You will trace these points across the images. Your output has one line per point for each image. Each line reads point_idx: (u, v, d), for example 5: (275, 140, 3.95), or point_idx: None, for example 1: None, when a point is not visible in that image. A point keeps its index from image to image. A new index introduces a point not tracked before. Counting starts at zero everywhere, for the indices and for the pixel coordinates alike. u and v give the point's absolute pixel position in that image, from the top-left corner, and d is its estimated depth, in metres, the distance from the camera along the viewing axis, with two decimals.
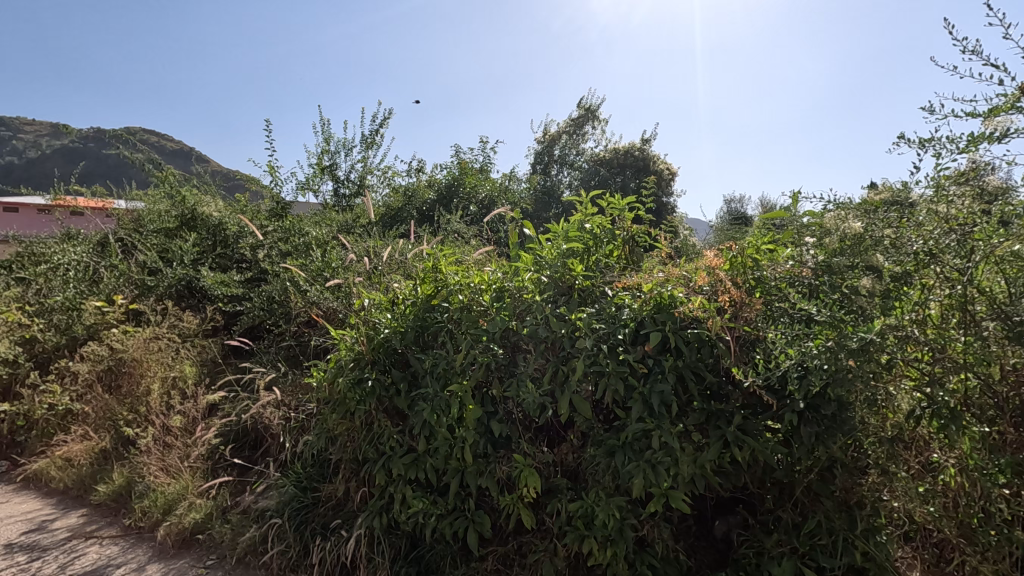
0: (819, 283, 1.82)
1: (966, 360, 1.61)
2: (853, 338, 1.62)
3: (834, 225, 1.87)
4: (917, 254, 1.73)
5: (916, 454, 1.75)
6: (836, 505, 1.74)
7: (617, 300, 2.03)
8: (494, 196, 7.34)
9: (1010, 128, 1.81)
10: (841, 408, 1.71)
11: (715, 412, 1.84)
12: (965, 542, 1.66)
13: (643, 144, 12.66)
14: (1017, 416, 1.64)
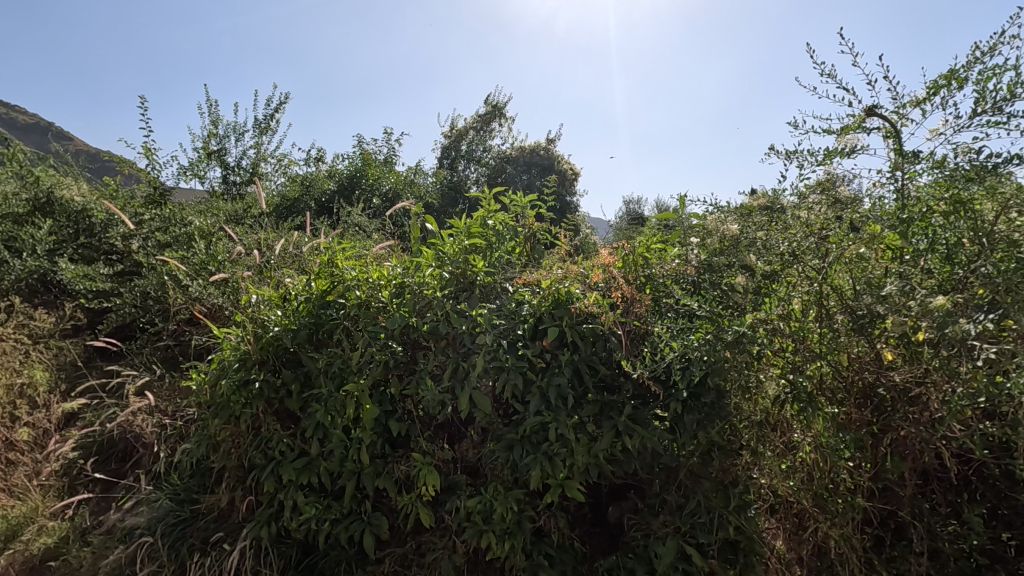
0: (701, 281, 2.01)
1: (821, 350, 1.81)
2: (728, 331, 1.79)
3: (714, 228, 2.08)
4: (782, 254, 1.93)
5: (780, 435, 1.89)
6: (714, 485, 1.88)
7: (517, 296, 2.06)
8: (398, 190, 7.19)
9: (857, 146, 2.06)
10: (719, 396, 1.86)
11: (607, 403, 1.93)
12: (818, 510, 1.84)
13: (547, 143, 13.00)
14: (862, 398, 1.86)
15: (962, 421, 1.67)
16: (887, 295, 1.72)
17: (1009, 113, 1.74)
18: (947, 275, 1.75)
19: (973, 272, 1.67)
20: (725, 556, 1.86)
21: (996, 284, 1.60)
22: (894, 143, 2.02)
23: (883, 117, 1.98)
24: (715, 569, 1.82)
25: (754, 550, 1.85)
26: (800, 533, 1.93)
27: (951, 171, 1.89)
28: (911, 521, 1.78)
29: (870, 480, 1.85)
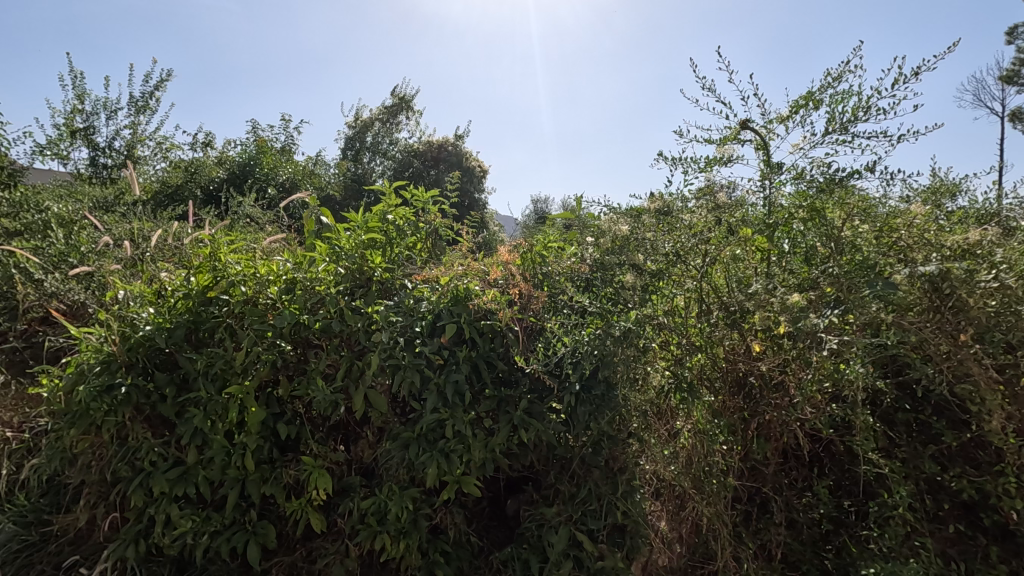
0: (594, 278, 2.08)
1: (700, 343, 1.97)
2: (616, 327, 1.90)
3: (608, 228, 2.17)
4: (668, 254, 2.06)
5: (665, 423, 2.02)
6: (604, 473, 1.97)
7: (415, 293, 2.04)
8: (295, 180, 6.84)
9: (733, 156, 2.26)
10: (609, 388, 1.95)
11: (505, 398, 1.96)
12: (696, 492, 1.98)
13: (456, 140, 12.96)
14: (735, 387, 2.03)
15: (814, 404, 1.88)
16: (755, 293, 1.93)
17: (853, 133, 1.99)
18: (806, 275, 1.96)
19: (823, 272, 1.89)
20: (613, 540, 1.96)
21: (842, 283, 1.82)
22: (763, 155, 2.23)
23: (754, 131, 2.19)
24: (604, 552, 1.92)
25: (639, 532, 1.96)
26: (681, 512, 2.08)
27: (808, 182, 2.12)
28: (772, 495, 1.98)
29: (740, 461, 2.03)
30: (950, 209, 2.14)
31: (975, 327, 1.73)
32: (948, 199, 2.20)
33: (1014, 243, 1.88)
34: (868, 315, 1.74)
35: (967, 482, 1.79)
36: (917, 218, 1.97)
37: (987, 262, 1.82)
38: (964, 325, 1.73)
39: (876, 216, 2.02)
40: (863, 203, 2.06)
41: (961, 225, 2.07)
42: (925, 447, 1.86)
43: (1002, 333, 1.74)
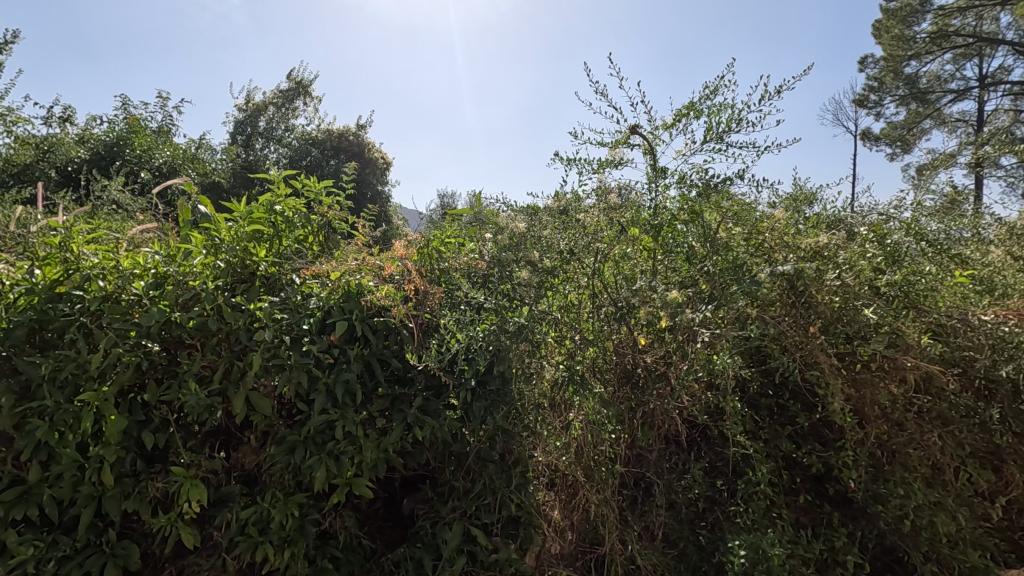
0: (491, 274, 2.07)
1: (591, 337, 2.08)
2: (510, 322, 1.94)
3: (505, 225, 2.19)
4: (562, 252, 2.13)
5: (558, 416, 2.08)
6: (498, 467, 1.98)
7: (304, 289, 1.93)
8: (174, 164, 6.23)
9: (622, 159, 2.38)
10: (504, 382, 1.96)
11: (398, 396, 1.92)
12: (586, 480, 2.07)
13: (357, 130, 12.52)
14: (622, 378, 2.13)
15: (691, 393, 2.04)
16: (639, 289, 2.08)
17: (726, 142, 2.17)
18: (686, 273, 2.11)
19: (699, 270, 2.06)
20: (507, 532, 1.99)
21: (714, 280, 2.01)
22: (650, 159, 2.37)
23: (642, 136, 2.32)
24: (497, 545, 1.94)
25: (533, 523, 1.99)
26: (572, 501, 2.16)
27: (687, 185, 2.28)
28: (655, 479, 2.12)
29: (627, 449, 2.15)
30: (808, 215, 2.39)
31: (822, 320, 1.97)
32: (807, 206, 2.45)
33: (854, 246, 2.15)
34: (735, 309, 1.95)
35: (815, 457, 2.01)
36: (778, 223, 2.19)
37: (832, 263, 2.07)
38: (813, 318, 1.97)
39: (746, 219, 2.21)
40: (735, 208, 2.25)
41: (815, 229, 2.32)
42: (783, 428, 2.07)
43: (843, 325, 1.99)
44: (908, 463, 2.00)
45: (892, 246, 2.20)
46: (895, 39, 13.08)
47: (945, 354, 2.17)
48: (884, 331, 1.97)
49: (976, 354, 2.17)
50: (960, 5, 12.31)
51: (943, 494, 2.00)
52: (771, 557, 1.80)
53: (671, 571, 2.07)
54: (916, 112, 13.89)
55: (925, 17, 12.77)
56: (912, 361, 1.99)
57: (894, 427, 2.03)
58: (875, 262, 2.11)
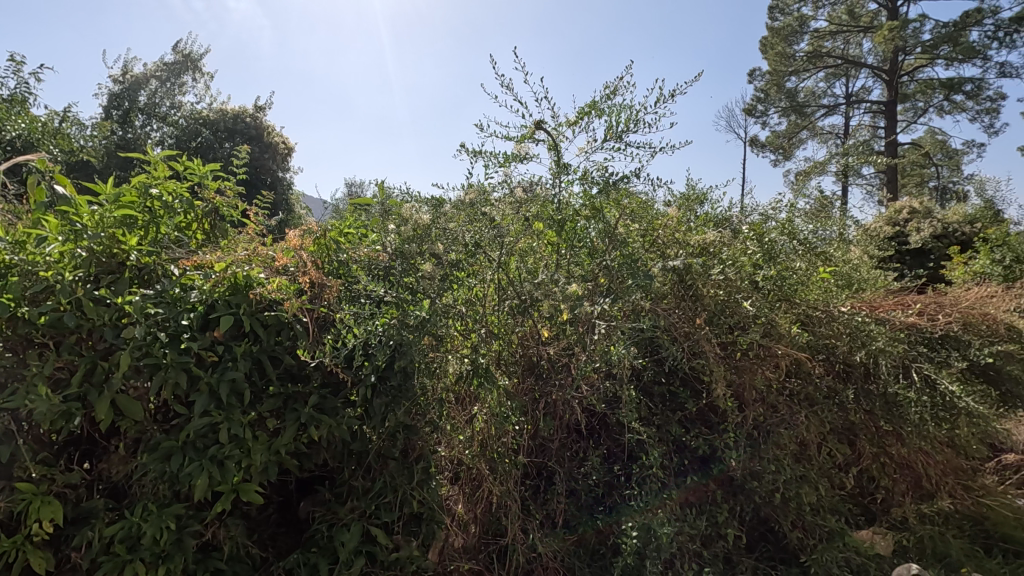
0: (392, 267, 2.00)
1: (496, 331, 2.10)
2: (411, 316, 1.89)
3: (408, 216, 2.12)
4: (467, 245, 2.13)
5: (462, 410, 2.08)
6: (399, 463, 1.93)
7: (183, 281, 1.74)
8: (30, 138, 5.46)
9: (527, 154, 2.41)
10: (405, 377, 1.90)
11: (292, 394, 1.81)
12: (489, 472, 2.09)
13: (256, 112, 11.72)
14: (527, 369, 2.18)
15: (590, 382, 2.12)
16: (540, 283, 2.12)
17: (624, 142, 2.26)
18: (587, 267, 2.19)
19: (600, 265, 2.15)
20: (409, 530, 1.95)
21: (612, 274, 2.11)
22: (553, 155, 2.41)
23: (546, 132, 2.36)
24: (398, 543, 1.90)
25: (435, 518, 1.97)
26: (476, 493, 2.17)
27: (588, 182, 2.33)
28: (556, 468, 2.18)
29: (530, 440, 2.19)
30: (698, 214, 2.53)
31: (707, 313, 2.13)
32: (699, 205, 2.60)
33: (737, 244, 2.33)
34: (630, 302, 2.05)
35: (702, 440, 2.16)
36: (671, 220, 2.31)
37: (717, 258, 2.23)
38: (699, 310, 2.14)
39: (643, 216, 2.33)
40: (633, 204, 2.34)
41: (704, 227, 2.47)
42: (673, 413, 2.21)
43: (727, 317, 2.15)
44: (779, 442, 2.19)
45: (768, 244, 2.40)
46: (778, 55, 14.34)
47: (812, 342, 2.43)
48: (760, 322, 2.15)
49: (836, 342, 2.44)
50: (831, 29, 13.74)
51: (807, 468, 2.22)
52: (660, 536, 1.92)
53: (571, 556, 2.14)
54: (795, 123, 15.32)
55: (803, 38, 14.10)
56: (783, 348, 2.18)
57: (768, 410, 2.22)
58: (754, 258, 2.31)
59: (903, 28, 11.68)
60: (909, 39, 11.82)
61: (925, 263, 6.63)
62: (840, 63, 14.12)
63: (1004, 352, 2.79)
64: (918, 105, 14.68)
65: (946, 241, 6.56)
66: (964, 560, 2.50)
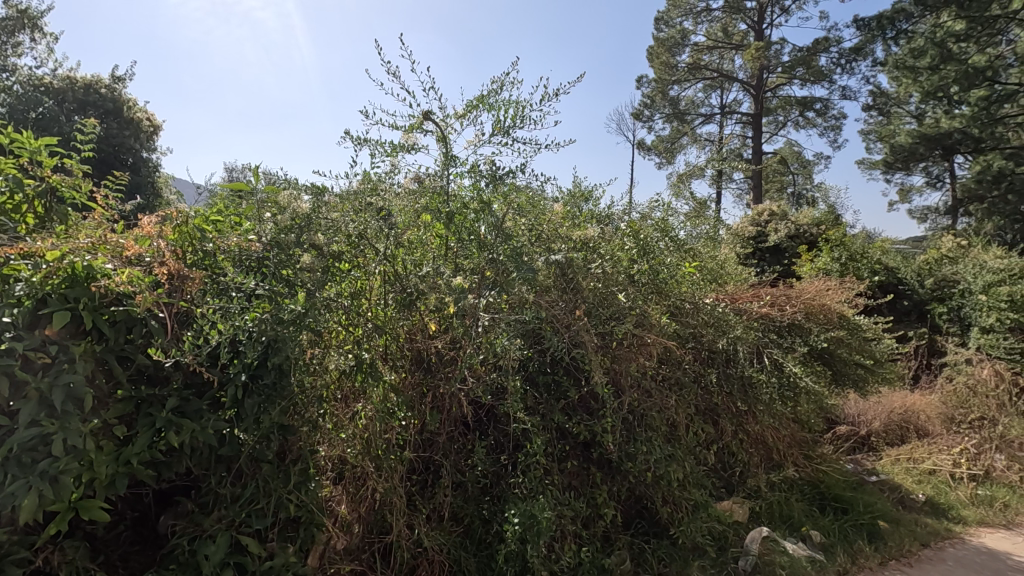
0: (265, 258, 1.85)
1: (381, 324, 2.10)
2: (286, 310, 1.77)
3: (286, 203, 1.96)
4: (351, 236, 2.07)
5: (346, 408, 2.06)
6: (273, 467, 1.80)
7: (7, 271, 1.49)
8: None
9: (415, 144, 2.39)
10: (281, 375, 1.77)
11: (146, 398, 1.63)
12: (374, 470, 2.04)
13: (113, 84, 10.43)
14: (414, 363, 2.19)
15: (475, 375, 2.14)
16: (424, 275, 2.14)
17: (511, 137, 2.31)
18: (476, 259, 2.20)
19: (486, 258, 2.17)
20: (285, 535, 1.84)
21: (498, 267, 2.14)
22: (442, 147, 2.39)
23: (434, 123, 2.34)
24: (273, 551, 1.78)
25: (314, 521, 1.88)
26: (360, 492, 2.11)
27: (476, 174, 2.32)
28: (442, 462, 2.18)
29: (417, 434, 2.19)
30: (583, 210, 2.65)
31: (587, 305, 2.24)
32: (584, 202, 2.71)
33: (615, 240, 2.49)
34: (515, 294, 2.10)
35: (582, 426, 2.27)
36: (556, 216, 2.44)
37: (595, 253, 2.37)
38: (578, 301, 2.23)
39: (531, 211, 2.40)
40: (520, 199, 2.37)
41: (587, 223, 2.59)
42: (557, 402, 2.29)
43: (604, 308, 2.28)
44: (652, 424, 2.33)
45: (644, 241, 2.57)
46: (662, 64, 15.33)
47: (681, 331, 2.64)
48: (633, 312, 2.32)
49: (702, 331, 2.68)
50: (708, 44, 14.97)
51: (676, 447, 2.38)
52: (541, 520, 1.97)
53: (457, 548, 2.15)
54: (677, 129, 16.47)
55: (684, 50, 15.20)
56: (653, 337, 2.34)
57: (643, 394, 2.36)
58: (630, 252, 2.48)
59: (766, 48, 13.01)
60: (771, 59, 13.19)
61: (781, 261, 7.47)
62: (715, 76, 15.40)
63: (836, 337, 3.21)
64: (779, 119, 16.45)
65: (798, 241, 7.41)
66: (804, 519, 2.86)
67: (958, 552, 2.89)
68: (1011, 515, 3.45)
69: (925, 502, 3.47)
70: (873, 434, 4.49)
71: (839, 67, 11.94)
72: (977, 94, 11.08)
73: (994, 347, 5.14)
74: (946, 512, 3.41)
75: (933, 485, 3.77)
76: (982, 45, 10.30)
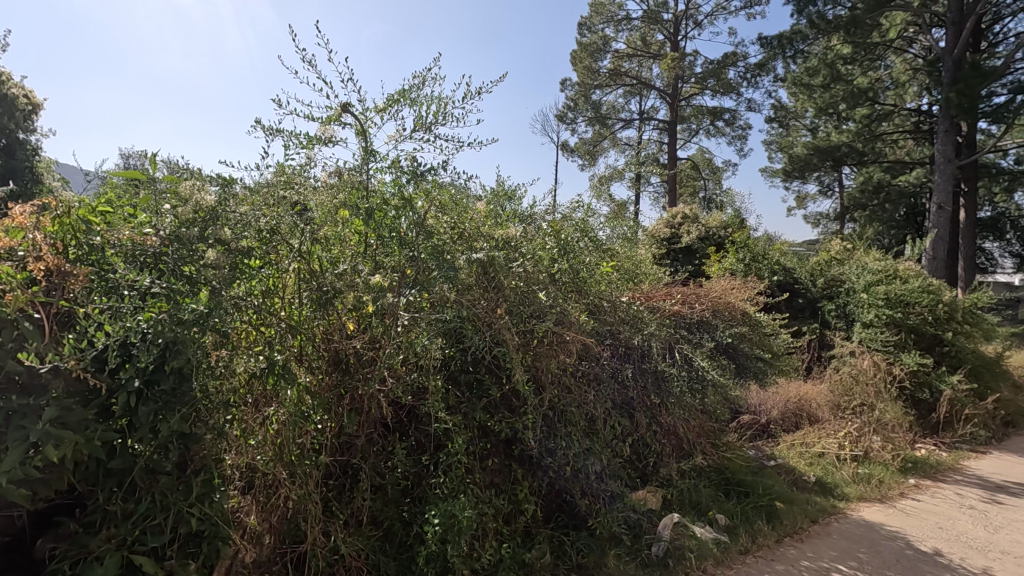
0: (163, 254, 1.69)
1: (295, 323, 2.01)
2: (186, 310, 1.64)
3: (189, 195, 1.81)
4: (261, 231, 1.97)
5: (256, 413, 1.95)
6: (172, 478, 1.67)
7: None
8: None
9: (333, 136, 2.30)
10: (181, 380, 1.64)
11: (17, 409, 1.41)
12: (288, 478, 1.94)
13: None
14: (332, 364, 2.12)
15: (396, 375, 2.09)
16: (342, 273, 2.08)
17: (432, 135, 2.31)
18: (397, 257, 2.16)
19: (407, 256, 2.14)
20: (185, 552, 1.71)
21: (418, 266, 2.12)
22: (361, 142, 2.33)
23: (353, 117, 2.27)
24: (171, 570, 1.65)
25: (219, 535, 1.75)
26: (271, 501, 2.01)
27: (397, 170, 2.27)
28: (360, 464, 2.11)
29: (334, 438, 2.11)
30: (506, 209, 2.68)
31: (507, 304, 2.26)
32: (506, 201, 2.73)
33: (535, 239, 2.54)
34: (437, 293, 2.09)
35: (504, 423, 2.28)
36: (478, 214, 2.44)
37: (517, 252, 2.40)
38: (500, 300, 2.25)
39: (453, 209, 2.39)
40: (443, 196, 2.36)
41: (509, 222, 2.62)
42: (479, 400, 2.29)
43: (524, 307, 2.31)
44: (571, 419, 2.39)
45: (564, 241, 2.64)
46: (585, 69, 15.76)
47: (599, 328, 2.73)
48: (553, 311, 2.37)
49: (618, 328, 2.78)
50: (627, 52, 15.57)
51: (594, 441, 2.45)
52: (461, 519, 1.97)
53: (376, 552, 2.09)
54: (598, 132, 17.02)
55: (606, 56, 15.71)
56: (572, 334, 2.40)
57: (563, 390, 2.41)
58: (550, 252, 2.54)
59: (680, 59, 13.74)
60: (685, 70, 13.94)
61: (691, 261, 7.93)
62: (634, 83, 16.05)
63: (739, 333, 3.45)
64: (691, 127, 17.43)
65: (707, 242, 7.89)
66: (711, 504, 3.05)
67: (842, 526, 3.19)
68: (885, 490, 3.87)
69: (815, 482, 3.81)
70: (772, 422, 4.87)
71: (745, 81, 12.83)
72: (861, 113, 12.31)
73: (873, 340, 5.78)
74: (833, 491, 3.76)
75: (822, 466, 4.14)
76: (864, 68, 11.46)
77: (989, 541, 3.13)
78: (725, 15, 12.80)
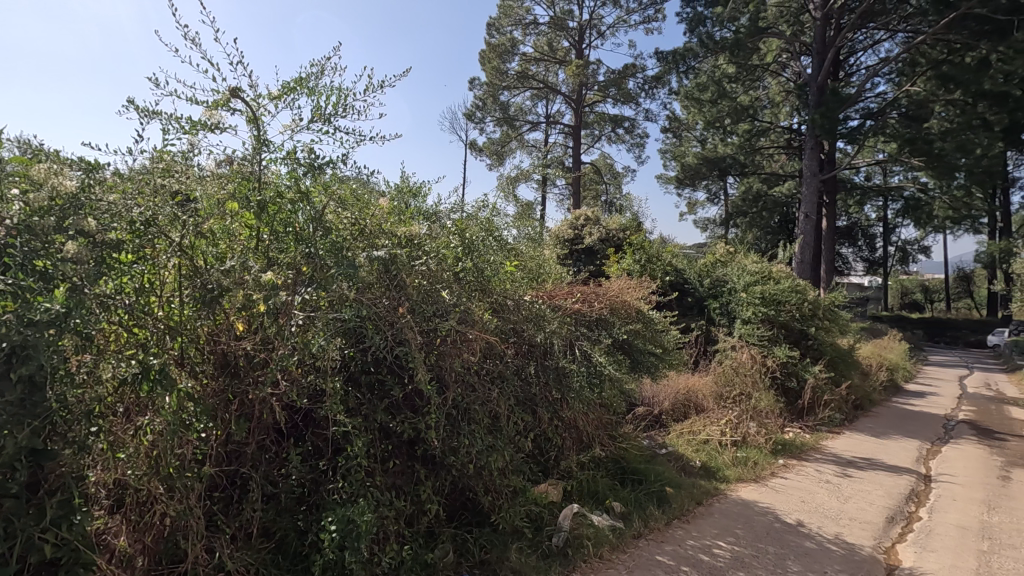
0: (9, 245, 1.48)
1: (173, 324, 1.85)
2: (38, 310, 1.44)
3: (43, 179, 1.61)
4: (134, 223, 1.79)
5: (126, 423, 1.78)
6: (20, 502, 1.47)
7: None
8: None
9: (219, 122, 2.16)
10: (32, 390, 1.44)
11: None
12: (165, 493, 1.78)
13: None
14: (219, 367, 1.96)
15: (290, 377, 1.99)
16: (230, 270, 1.93)
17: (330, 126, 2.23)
18: (291, 254, 2.06)
19: (302, 253, 2.05)
20: None
21: (315, 263, 2.02)
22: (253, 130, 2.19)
23: (243, 103, 2.15)
24: None
25: (80, 561, 1.57)
26: (145, 519, 1.83)
27: (293, 161, 2.16)
28: (250, 474, 1.99)
29: (220, 446, 1.96)
30: (410, 206, 2.64)
31: (409, 302, 2.23)
32: (411, 198, 2.70)
33: (439, 237, 2.53)
34: (335, 292, 2.01)
35: (406, 424, 2.23)
36: (380, 211, 2.38)
37: (420, 250, 2.38)
38: (402, 299, 2.21)
39: (354, 204, 2.33)
40: (343, 191, 2.31)
41: (413, 219, 2.58)
42: (380, 401, 2.24)
43: (426, 305, 2.29)
44: (474, 417, 2.40)
45: (469, 240, 2.65)
46: (493, 70, 15.86)
47: (502, 326, 2.77)
48: (457, 309, 2.36)
49: (521, 326, 2.84)
50: (534, 56, 15.89)
51: (497, 438, 2.48)
52: (360, 525, 1.91)
53: (267, 566, 1.98)
54: (506, 133, 17.21)
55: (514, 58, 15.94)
56: (476, 333, 2.41)
57: (466, 389, 2.42)
58: (455, 250, 2.54)
59: (585, 67, 14.26)
60: (589, 77, 14.51)
61: (592, 261, 8.27)
62: (541, 87, 16.43)
63: (634, 330, 3.65)
64: (594, 133, 18.17)
65: (607, 244, 8.27)
66: (608, 492, 3.20)
67: (723, 506, 3.49)
68: (758, 471, 4.28)
69: (700, 466, 4.13)
70: (663, 413, 5.20)
71: (642, 91, 13.59)
72: (743, 128, 13.50)
73: (751, 335, 6.37)
74: (715, 474, 4.09)
75: (707, 452, 4.50)
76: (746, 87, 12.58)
77: (840, 510, 3.57)
78: (626, 28, 13.49)
